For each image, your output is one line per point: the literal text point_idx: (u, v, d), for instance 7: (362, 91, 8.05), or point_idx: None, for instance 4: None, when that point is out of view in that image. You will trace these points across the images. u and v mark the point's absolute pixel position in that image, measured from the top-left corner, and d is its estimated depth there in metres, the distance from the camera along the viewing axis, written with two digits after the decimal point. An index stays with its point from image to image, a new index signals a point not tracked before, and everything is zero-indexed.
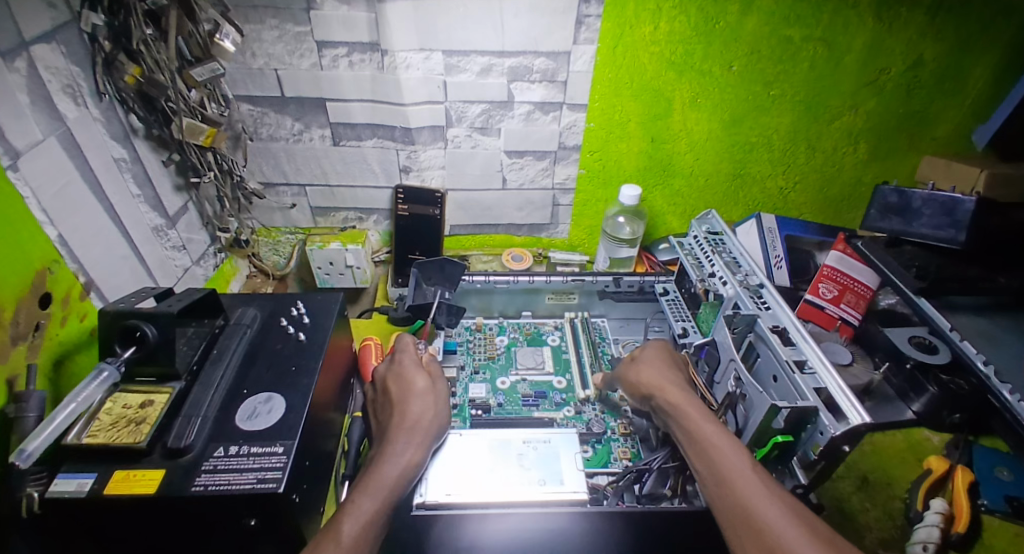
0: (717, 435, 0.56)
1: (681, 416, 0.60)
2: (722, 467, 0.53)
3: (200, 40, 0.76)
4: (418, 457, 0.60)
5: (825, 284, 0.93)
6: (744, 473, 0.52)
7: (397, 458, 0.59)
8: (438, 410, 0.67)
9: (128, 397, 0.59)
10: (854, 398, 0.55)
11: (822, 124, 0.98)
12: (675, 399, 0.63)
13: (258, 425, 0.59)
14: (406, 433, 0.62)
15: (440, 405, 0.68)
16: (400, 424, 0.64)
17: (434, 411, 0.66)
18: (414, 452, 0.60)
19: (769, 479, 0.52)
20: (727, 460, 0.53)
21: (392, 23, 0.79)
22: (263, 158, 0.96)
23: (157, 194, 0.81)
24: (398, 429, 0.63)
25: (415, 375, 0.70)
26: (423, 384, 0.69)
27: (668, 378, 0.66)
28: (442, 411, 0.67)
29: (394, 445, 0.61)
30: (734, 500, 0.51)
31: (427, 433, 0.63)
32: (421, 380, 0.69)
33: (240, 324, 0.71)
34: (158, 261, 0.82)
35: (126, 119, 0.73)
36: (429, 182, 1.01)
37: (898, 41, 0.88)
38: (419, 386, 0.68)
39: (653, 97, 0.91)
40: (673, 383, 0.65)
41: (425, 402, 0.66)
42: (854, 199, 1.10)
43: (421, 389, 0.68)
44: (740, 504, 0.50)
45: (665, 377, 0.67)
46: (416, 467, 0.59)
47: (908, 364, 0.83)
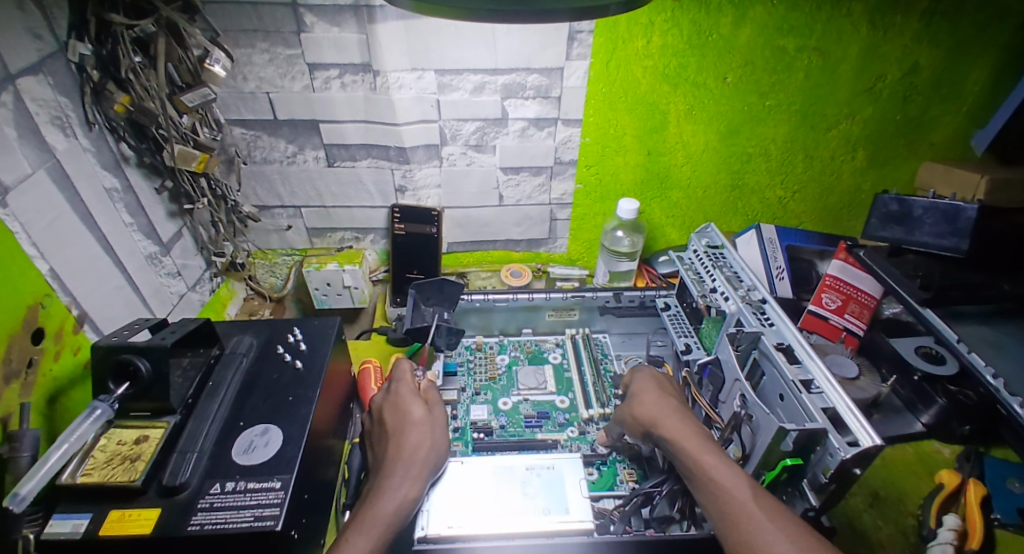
0: (720, 471, 0.55)
1: (683, 452, 0.59)
2: (729, 508, 0.52)
3: (191, 66, 0.76)
4: (414, 491, 0.59)
5: (828, 294, 0.93)
6: (746, 507, 0.51)
7: (393, 493, 0.58)
8: (435, 440, 0.66)
9: (122, 433, 0.58)
10: (863, 417, 0.54)
11: (820, 133, 0.97)
12: (674, 432, 0.61)
13: (255, 459, 0.58)
14: (403, 466, 0.61)
15: (437, 435, 0.66)
16: (397, 456, 0.63)
17: (430, 441, 0.65)
18: (410, 486, 0.59)
19: (776, 512, 0.51)
20: (733, 500, 0.52)
21: (384, 44, 0.79)
22: (257, 181, 0.95)
23: (150, 221, 0.80)
24: (395, 462, 0.62)
25: (412, 403, 0.69)
26: (420, 413, 0.68)
27: (665, 409, 0.65)
28: (439, 441, 0.66)
29: (391, 479, 0.60)
30: (741, 539, 0.50)
31: (423, 465, 0.62)
32: (418, 408, 0.68)
33: (236, 353, 0.70)
34: (153, 289, 0.81)
35: (117, 148, 0.73)
36: (425, 200, 1.00)
37: (893, 48, 0.87)
38: (415, 415, 0.67)
39: (648, 110, 0.91)
40: (671, 414, 0.64)
41: (421, 433, 0.65)
42: (854, 205, 1.09)
43: (417, 418, 0.67)
44: (746, 542, 0.49)
45: (660, 407, 0.65)
46: (412, 502, 0.58)
47: (916, 376, 0.83)
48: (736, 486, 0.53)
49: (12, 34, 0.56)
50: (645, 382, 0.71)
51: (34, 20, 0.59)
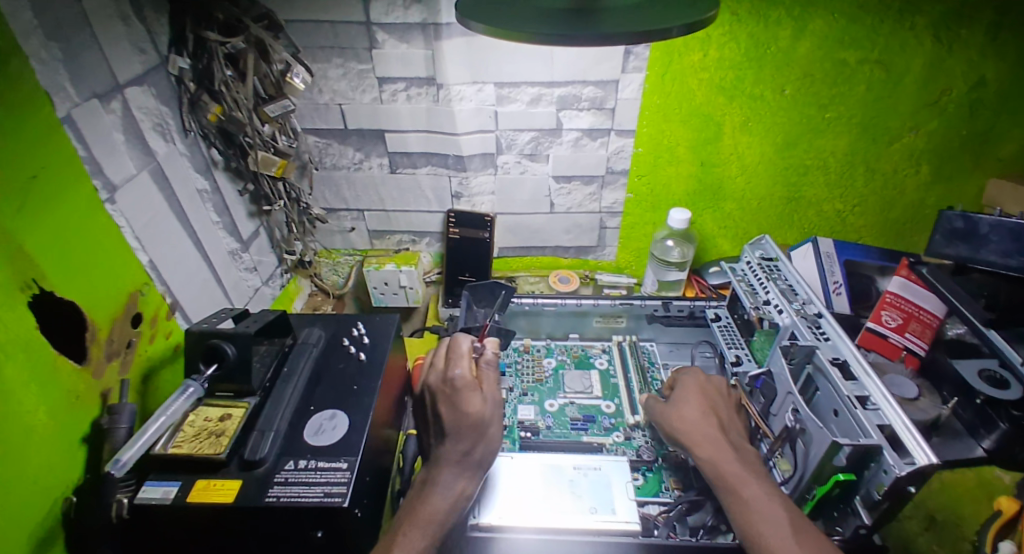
0: (755, 498, 0.55)
1: (718, 474, 0.59)
2: (764, 540, 0.52)
3: (274, 79, 0.82)
4: (467, 490, 0.61)
5: (888, 312, 0.90)
6: (784, 541, 0.51)
7: (446, 491, 0.60)
8: (490, 436, 0.65)
9: (209, 410, 0.64)
10: (922, 437, 0.52)
11: (881, 146, 0.94)
12: (712, 453, 0.61)
13: (324, 441, 0.63)
14: (457, 464, 0.62)
15: (494, 429, 0.65)
16: (453, 453, 0.63)
17: (486, 442, 0.64)
18: (465, 484, 0.61)
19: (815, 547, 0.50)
20: (769, 533, 0.52)
21: (447, 58, 0.84)
22: (326, 186, 1.02)
23: (233, 221, 0.88)
24: (451, 460, 0.63)
25: (468, 398, 0.66)
26: (478, 410, 0.65)
27: (701, 425, 0.64)
28: (493, 438, 0.65)
29: (444, 476, 0.61)
30: None
31: (477, 465, 0.63)
32: (476, 404, 0.65)
33: (307, 343, 0.76)
34: (233, 282, 0.89)
35: (208, 153, 0.81)
36: (478, 207, 1.04)
37: (959, 62, 0.83)
38: (472, 412, 0.65)
39: (702, 122, 0.91)
40: (710, 432, 0.63)
41: (477, 433, 0.64)
42: (917, 221, 1.04)
43: (473, 412, 0.65)
44: None
45: (698, 423, 0.65)
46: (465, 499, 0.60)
47: (978, 400, 0.78)
48: (771, 515, 0.53)
49: (122, 50, 0.64)
50: (686, 391, 0.70)
51: (138, 35, 0.67)
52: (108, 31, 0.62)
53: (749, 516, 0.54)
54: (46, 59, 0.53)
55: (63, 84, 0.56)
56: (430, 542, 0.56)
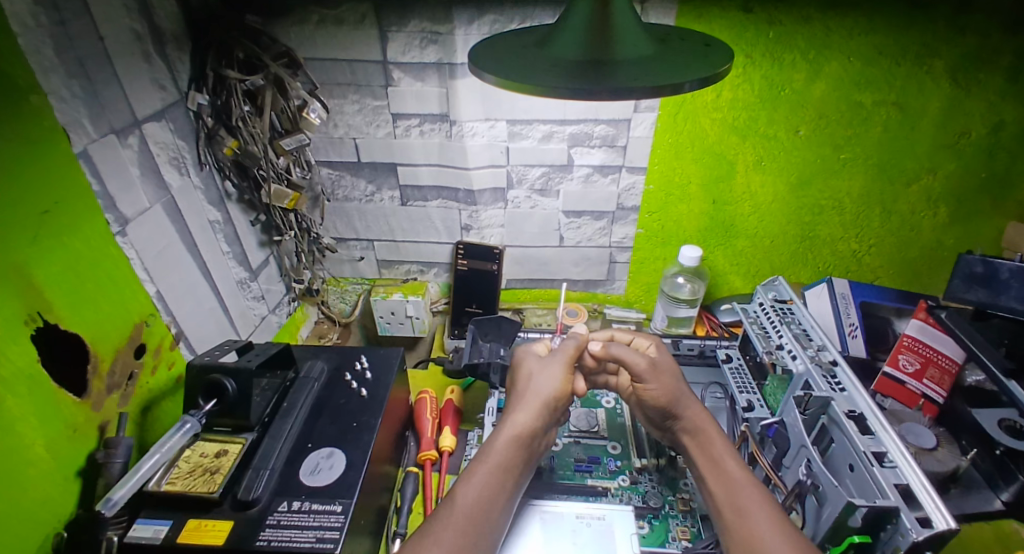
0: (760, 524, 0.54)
1: (723, 497, 0.59)
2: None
3: (291, 114, 0.83)
4: (522, 429, 0.65)
5: (904, 356, 0.87)
6: None
7: (503, 431, 0.65)
8: (537, 384, 0.70)
9: (206, 446, 0.65)
10: (940, 499, 0.51)
11: (898, 187, 0.93)
12: (720, 477, 0.61)
13: (320, 481, 0.62)
14: (515, 409, 0.68)
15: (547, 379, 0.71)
16: (515, 398, 0.70)
17: (540, 382, 0.70)
18: (524, 417, 0.66)
19: None
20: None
21: (461, 96, 0.85)
22: (337, 217, 1.03)
23: (243, 250, 0.89)
24: (513, 403, 0.69)
25: (526, 359, 0.75)
26: (531, 365, 0.73)
27: (711, 448, 0.64)
28: (547, 387, 0.70)
29: (503, 422, 0.67)
30: None
31: (534, 403, 0.68)
32: (530, 362, 0.74)
33: (308, 377, 0.75)
34: (240, 312, 0.90)
35: (222, 185, 0.83)
36: (487, 239, 1.05)
37: (979, 105, 0.83)
38: (529, 367, 0.73)
39: (715, 160, 0.91)
40: (720, 455, 0.63)
41: (533, 379, 0.71)
42: (935, 262, 1.02)
43: (531, 368, 0.73)
44: None
45: (708, 447, 0.64)
46: (520, 438, 0.64)
47: (998, 450, 0.74)
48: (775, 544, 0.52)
49: (142, 86, 0.67)
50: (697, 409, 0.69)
51: (160, 72, 0.70)
52: (130, 69, 0.64)
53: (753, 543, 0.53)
54: (66, 97, 0.55)
55: (82, 121, 0.58)
56: (494, 477, 0.60)
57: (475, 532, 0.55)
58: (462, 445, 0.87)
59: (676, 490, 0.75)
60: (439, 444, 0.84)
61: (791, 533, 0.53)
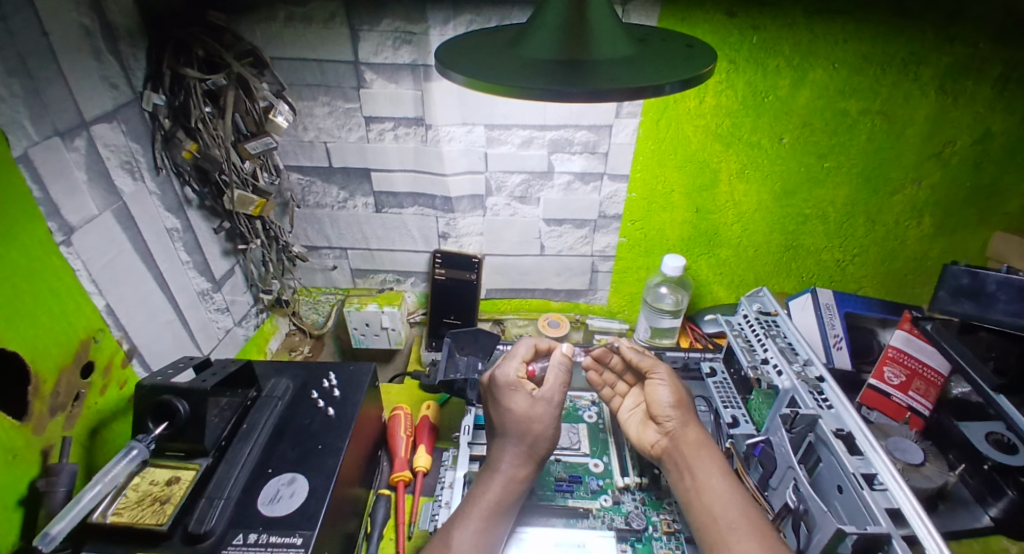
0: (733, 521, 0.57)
1: (700, 496, 0.62)
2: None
3: (256, 116, 0.79)
4: (521, 474, 0.66)
5: (891, 368, 0.86)
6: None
7: (501, 475, 0.65)
8: (534, 428, 0.68)
9: (156, 472, 0.59)
10: (932, 524, 0.49)
11: (882, 197, 0.92)
12: (699, 475, 0.63)
13: (279, 510, 0.57)
14: (513, 448, 0.67)
15: (546, 416, 0.69)
16: (501, 442, 0.68)
17: (539, 430, 0.68)
18: (518, 469, 0.66)
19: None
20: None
21: (436, 100, 0.82)
22: (308, 224, 0.99)
23: (205, 259, 0.85)
24: (500, 447, 0.68)
25: (515, 398, 0.70)
26: (524, 407, 0.69)
27: (692, 448, 0.66)
28: (545, 425, 0.69)
29: (501, 461, 0.67)
30: None
31: (533, 453, 0.67)
32: (521, 402, 0.70)
33: (271, 396, 0.71)
34: (201, 325, 0.85)
35: (181, 191, 0.78)
36: (466, 247, 1.01)
37: (964, 114, 0.82)
38: (521, 409, 0.69)
39: (698, 168, 0.89)
40: (700, 453, 0.65)
41: (525, 422, 0.68)
42: (919, 273, 1.02)
43: (524, 405, 0.70)
44: None
45: (689, 447, 0.67)
46: (518, 484, 0.65)
47: (986, 465, 0.75)
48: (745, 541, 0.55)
49: (92, 86, 0.62)
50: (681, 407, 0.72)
51: (111, 71, 0.65)
52: (77, 65, 0.59)
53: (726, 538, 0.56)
54: (4, 96, 0.50)
55: (22, 122, 0.52)
56: (488, 526, 0.60)
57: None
58: (437, 464, 0.83)
59: (661, 510, 0.72)
60: (413, 463, 0.80)
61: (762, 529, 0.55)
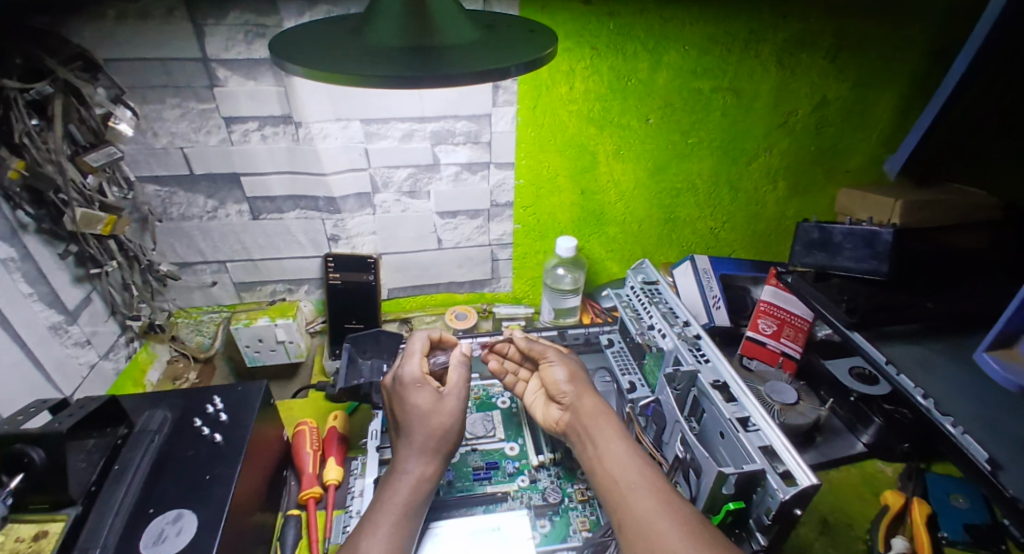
0: (632, 481, 0.60)
1: (603, 465, 0.64)
2: (637, 517, 0.56)
3: (94, 125, 0.71)
4: (428, 470, 0.65)
5: (764, 320, 0.94)
6: (656, 513, 0.55)
7: (408, 473, 0.64)
8: (440, 421, 0.68)
9: (20, 529, 0.53)
10: (798, 454, 0.54)
11: (742, 166, 1.01)
12: (601, 443, 0.66)
13: (164, 551, 0.52)
14: (420, 444, 0.66)
15: (453, 410, 0.70)
16: (408, 441, 0.67)
17: (444, 425, 0.68)
18: (426, 466, 0.65)
19: (679, 516, 0.54)
20: (643, 509, 0.56)
21: (302, 94, 0.77)
22: (175, 238, 0.90)
23: (52, 288, 0.74)
24: (407, 446, 0.66)
25: (419, 393, 0.70)
26: (428, 402, 0.69)
27: (593, 418, 0.69)
28: (453, 420, 0.70)
29: (407, 460, 0.65)
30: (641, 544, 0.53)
31: (439, 448, 0.67)
32: (425, 398, 0.70)
33: (146, 431, 0.65)
34: (57, 363, 0.75)
35: (14, 215, 0.68)
36: (359, 248, 0.98)
37: (803, 84, 0.92)
38: (424, 404, 0.69)
39: (578, 151, 0.92)
40: (601, 422, 0.68)
41: (431, 418, 0.68)
42: (781, 233, 1.13)
43: (428, 400, 0.69)
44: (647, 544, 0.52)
45: (591, 418, 0.69)
46: (426, 481, 0.64)
47: (852, 397, 0.86)
48: (645, 496, 0.57)
49: None
50: (577, 382, 0.75)
51: None
52: None
53: (630, 501, 0.58)
54: None
55: None
56: (398, 528, 0.59)
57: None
58: (348, 475, 0.80)
59: (574, 481, 0.75)
60: (324, 478, 0.77)
61: (657, 481, 0.59)
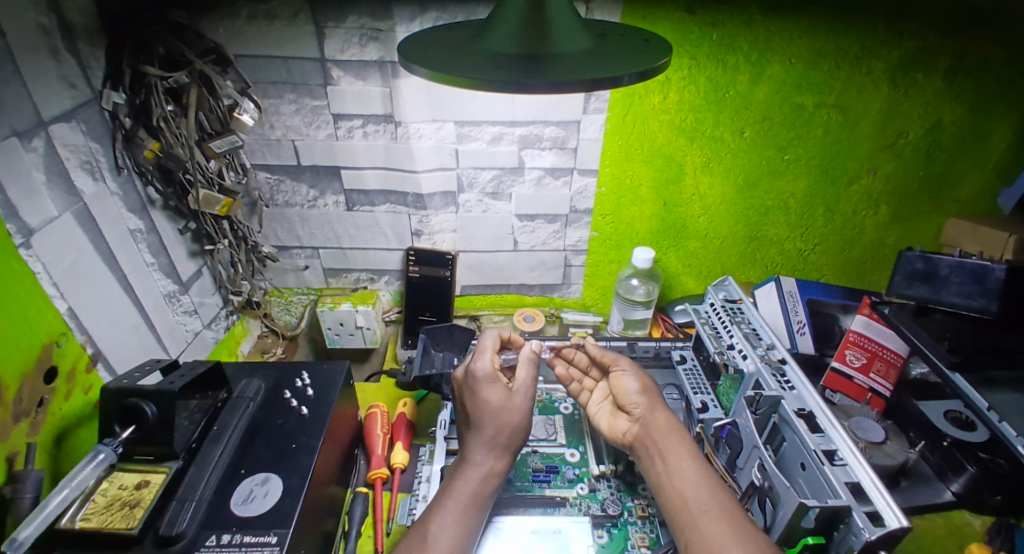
0: (703, 503, 0.58)
1: (671, 483, 0.62)
2: (708, 540, 0.54)
3: (220, 115, 0.78)
4: (497, 465, 0.67)
5: (852, 351, 0.88)
6: (730, 539, 0.53)
7: (479, 466, 0.66)
8: (510, 418, 0.69)
9: (125, 477, 0.58)
10: (890, 496, 0.51)
11: (840, 187, 0.96)
12: (671, 459, 0.65)
13: (253, 510, 0.57)
14: (490, 439, 0.68)
15: (522, 407, 0.71)
16: (479, 435, 0.68)
17: (513, 424, 0.69)
18: (494, 461, 0.67)
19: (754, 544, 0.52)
20: (715, 533, 0.54)
21: (405, 95, 0.82)
22: (278, 223, 0.98)
23: (171, 261, 0.83)
24: (478, 440, 0.68)
25: (491, 390, 0.71)
26: (500, 399, 0.70)
27: (662, 433, 0.68)
28: (521, 416, 0.70)
29: (476, 453, 0.67)
30: None
31: (508, 445, 0.68)
32: (497, 395, 0.70)
33: (243, 397, 0.70)
34: (169, 328, 0.83)
35: (144, 191, 0.76)
36: (440, 244, 1.02)
37: (915, 105, 0.87)
38: (496, 401, 0.70)
39: (664, 162, 0.91)
40: (671, 437, 0.67)
41: (502, 415, 0.69)
42: (877, 261, 1.06)
43: (500, 397, 0.70)
44: None
45: (660, 433, 0.68)
46: (495, 475, 0.66)
47: (945, 442, 0.79)
48: (718, 520, 0.55)
49: (50, 86, 0.60)
50: (647, 394, 0.74)
51: (70, 70, 0.63)
52: (35, 66, 0.58)
53: (700, 523, 0.56)
54: None
55: None
56: (466, 517, 0.61)
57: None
58: (415, 461, 0.83)
59: (635, 496, 0.74)
60: (391, 460, 0.80)
61: (730, 505, 0.57)
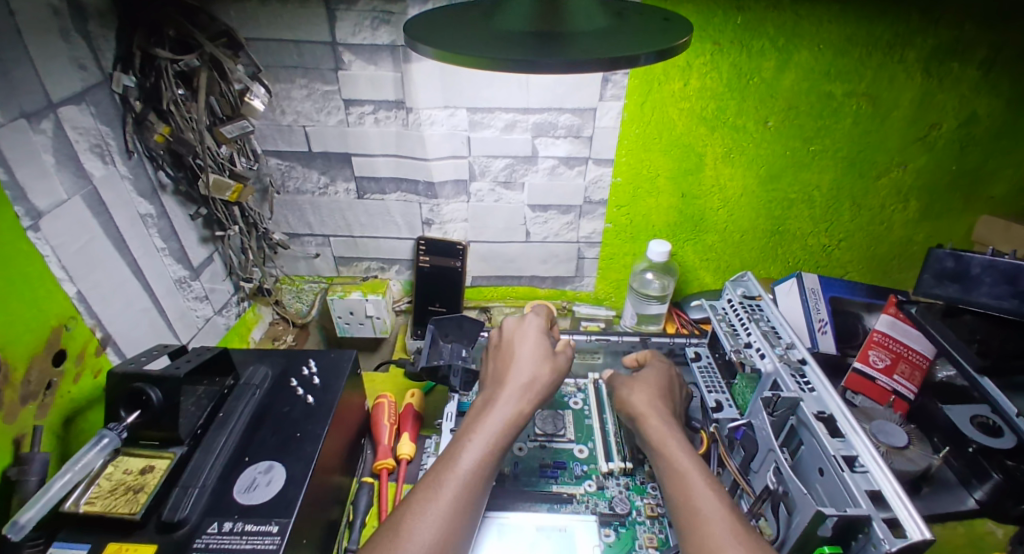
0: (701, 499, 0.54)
1: (669, 476, 0.59)
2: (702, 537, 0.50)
3: (231, 99, 0.77)
4: (524, 410, 0.65)
5: (876, 352, 0.85)
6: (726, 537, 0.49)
7: (507, 408, 0.64)
8: (539, 373, 0.68)
9: (130, 461, 0.58)
10: (912, 506, 0.48)
11: (867, 181, 0.92)
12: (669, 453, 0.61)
13: (255, 498, 0.56)
14: (523, 383, 0.67)
15: (557, 368, 0.71)
16: (512, 380, 0.68)
17: (547, 376, 0.69)
18: (523, 404, 0.65)
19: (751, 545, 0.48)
20: (711, 531, 0.50)
21: (417, 81, 0.80)
22: (289, 210, 0.97)
23: (182, 246, 0.83)
24: (511, 384, 0.67)
25: (535, 345, 0.72)
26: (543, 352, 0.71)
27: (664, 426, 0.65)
28: (555, 375, 0.70)
29: (508, 394, 0.66)
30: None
31: (537, 394, 0.67)
32: (540, 349, 0.72)
33: (250, 384, 0.70)
34: (179, 312, 0.83)
35: (155, 175, 0.76)
36: (450, 234, 1.00)
37: (950, 97, 0.82)
38: (537, 354, 0.71)
39: (683, 152, 0.88)
40: (670, 432, 0.64)
41: (541, 365, 0.69)
42: (905, 258, 1.02)
43: (541, 352, 0.71)
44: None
45: (660, 426, 0.65)
46: (520, 420, 0.64)
47: (970, 448, 0.74)
48: (715, 517, 0.52)
49: (59, 68, 0.60)
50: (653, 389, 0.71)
51: (80, 52, 0.63)
52: (44, 46, 0.58)
53: (696, 518, 0.53)
54: None
55: None
56: (486, 458, 0.58)
57: (468, 502, 0.54)
58: (421, 451, 0.82)
59: (644, 495, 0.72)
60: (397, 451, 0.79)
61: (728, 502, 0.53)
